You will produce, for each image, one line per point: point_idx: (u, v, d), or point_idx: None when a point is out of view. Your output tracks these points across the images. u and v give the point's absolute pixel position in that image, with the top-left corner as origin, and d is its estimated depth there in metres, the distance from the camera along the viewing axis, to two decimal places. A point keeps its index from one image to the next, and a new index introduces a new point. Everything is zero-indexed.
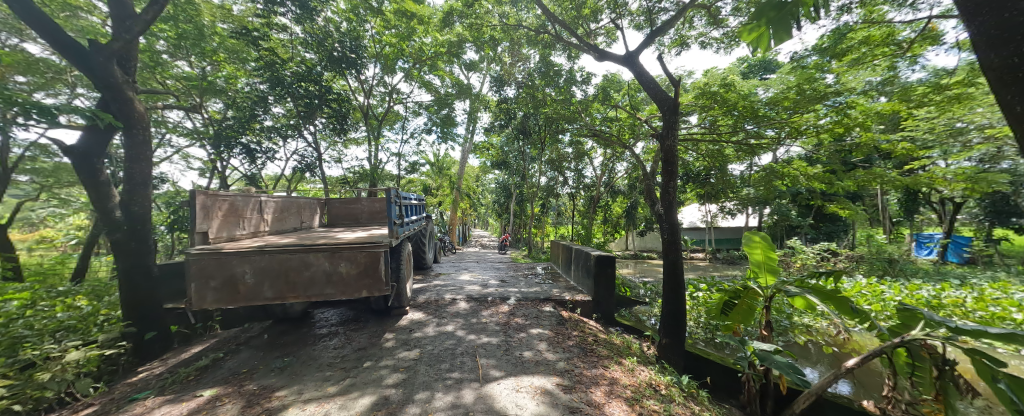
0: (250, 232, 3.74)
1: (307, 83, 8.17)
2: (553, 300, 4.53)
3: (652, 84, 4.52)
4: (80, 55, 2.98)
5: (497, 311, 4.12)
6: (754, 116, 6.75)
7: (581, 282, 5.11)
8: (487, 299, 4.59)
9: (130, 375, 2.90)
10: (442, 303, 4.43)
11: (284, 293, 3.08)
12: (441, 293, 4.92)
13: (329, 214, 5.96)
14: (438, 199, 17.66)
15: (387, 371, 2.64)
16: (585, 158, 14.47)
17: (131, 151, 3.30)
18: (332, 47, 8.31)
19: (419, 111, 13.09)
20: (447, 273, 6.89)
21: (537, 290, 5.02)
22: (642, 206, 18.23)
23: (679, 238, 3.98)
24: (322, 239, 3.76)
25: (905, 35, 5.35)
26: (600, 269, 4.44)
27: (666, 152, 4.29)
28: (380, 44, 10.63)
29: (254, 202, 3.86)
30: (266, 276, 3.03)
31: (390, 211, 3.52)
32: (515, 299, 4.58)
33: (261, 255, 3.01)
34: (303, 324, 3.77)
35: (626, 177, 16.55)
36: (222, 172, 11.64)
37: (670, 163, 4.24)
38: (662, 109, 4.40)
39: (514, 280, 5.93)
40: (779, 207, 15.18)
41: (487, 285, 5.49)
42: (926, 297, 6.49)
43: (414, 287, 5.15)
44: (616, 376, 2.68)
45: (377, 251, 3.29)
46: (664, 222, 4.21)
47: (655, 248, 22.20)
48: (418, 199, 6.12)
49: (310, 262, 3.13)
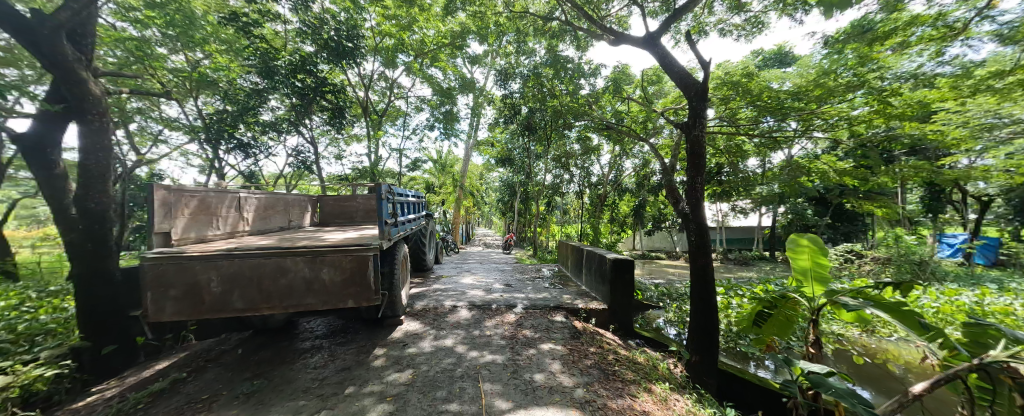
0: (225, 232, 3.32)
1: (301, 74, 7.68)
2: (564, 307, 4.07)
3: (677, 68, 4.03)
4: (22, 27, 2.58)
5: (502, 322, 3.67)
6: (777, 109, 6.31)
7: (594, 288, 4.67)
8: (492, 307, 4.15)
9: (78, 400, 2.52)
10: (441, 312, 3.99)
11: (255, 304, 2.65)
12: (441, 298, 4.50)
13: (321, 212, 5.56)
14: (440, 197, 17.30)
15: (371, 400, 2.21)
16: (593, 155, 13.98)
17: (86, 139, 2.90)
18: (328, 35, 7.81)
19: (421, 106, 12.71)
20: (449, 275, 6.47)
21: (546, 296, 4.57)
22: (651, 205, 17.68)
23: (707, 240, 3.56)
24: (308, 239, 3.35)
25: (956, 16, 4.80)
26: (617, 275, 3.99)
27: (693, 143, 3.81)
28: (380, 36, 10.26)
29: (230, 199, 3.44)
30: (235, 284, 2.61)
31: (382, 209, 3.03)
32: (522, 306, 4.12)
33: (230, 260, 2.60)
34: (286, 335, 3.36)
35: (635, 174, 16.00)
36: (222, 170, 11.40)
37: (695, 156, 3.78)
38: (685, 94, 3.94)
39: (520, 284, 5.48)
40: (794, 207, 14.57)
41: (491, 290, 5.04)
42: (968, 304, 5.96)
43: (412, 292, 4.72)
44: (649, 410, 2.23)
45: (365, 254, 2.86)
46: (689, 221, 3.78)
47: (662, 248, 21.69)
48: (416, 195, 5.71)
49: (287, 267, 2.71)
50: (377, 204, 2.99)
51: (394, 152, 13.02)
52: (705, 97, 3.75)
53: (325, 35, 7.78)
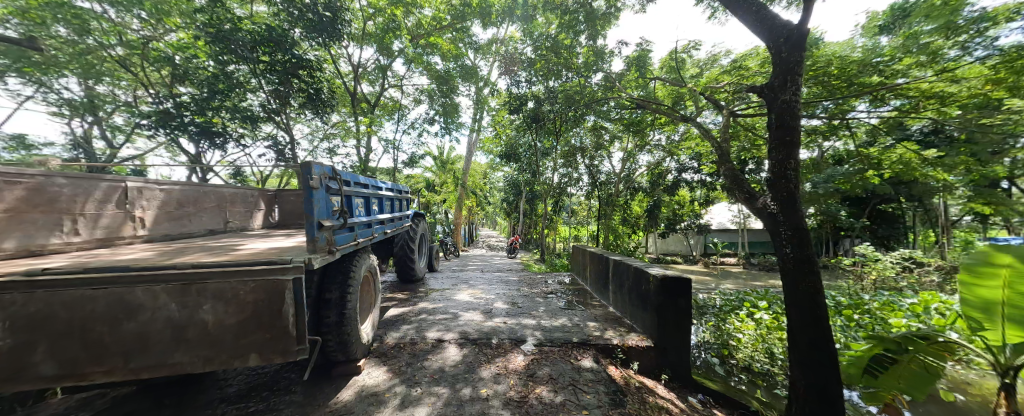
0: (91, 238, 2.23)
1: (272, 46, 6.56)
2: (592, 344, 2.89)
3: (754, 4, 2.90)
4: None
5: (504, 370, 2.52)
6: (847, 85, 5.13)
7: (628, 313, 3.52)
8: (491, 341, 3.00)
9: None
10: (420, 350, 2.86)
11: (79, 368, 1.51)
12: (423, 326, 3.36)
13: (280, 212, 4.51)
14: (441, 196, 16.20)
15: None
16: (605, 152, 12.83)
17: None
18: (303, 4, 6.72)
19: (418, 98, 11.66)
20: (441, 288, 5.33)
21: (565, 324, 3.41)
22: (667, 206, 16.39)
23: (812, 252, 2.39)
24: (214, 250, 2.24)
25: None
26: (668, 300, 2.85)
27: (783, 110, 2.64)
28: (370, 16, 9.24)
29: (106, 189, 2.35)
30: (40, 336, 1.47)
31: (312, 206, 1.86)
32: (534, 342, 2.96)
33: (30, 293, 1.47)
34: (179, 397, 2.22)
35: (650, 171, 14.76)
36: (203, 168, 10.45)
37: (784, 130, 2.63)
38: (769, 46, 2.81)
39: (529, 303, 4.32)
40: (828, 208, 13.20)
41: (491, 312, 3.89)
42: None
43: (387, 317, 3.59)
44: None
45: (273, 280, 1.71)
46: (776, 225, 2.61)
47: (677, 252, 20.35)
48: (396, 190, 4.61)
49: (138, 304, 1.57)
50: (302, 195, 1.83)
51: (389, 147, 11.95)
52: (801, 43, 2.59)
53: (300, 5, 6.74)
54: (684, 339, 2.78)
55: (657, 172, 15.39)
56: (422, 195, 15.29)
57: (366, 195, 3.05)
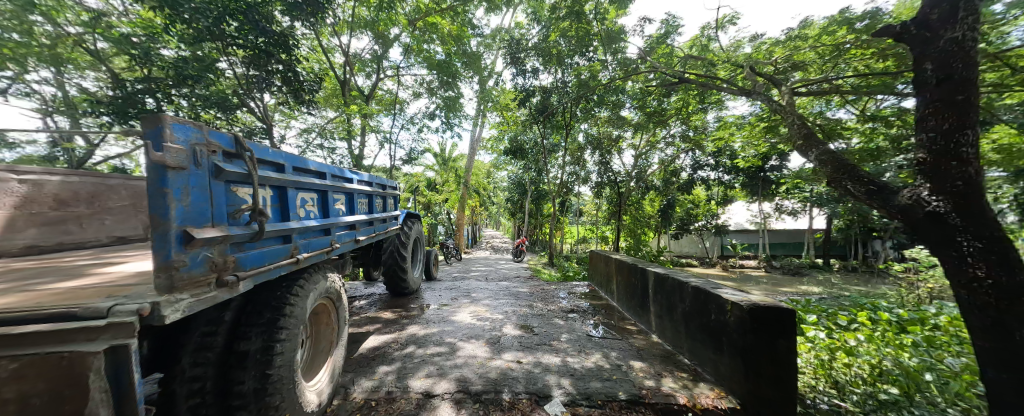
0: None
1: (242, 18, 5.60)
2: (648, 405, 1.98)
3: None
4: None
5: None
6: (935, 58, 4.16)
7: (685, 347, 2.63)
8: (502, 395, 2.09)
9: None
10: (398, 412, 1.93)
11: None
12: (408, 369, 2.44)
13: None
14: (443, 196, 15.40)
15: None
16: (617, 148, 11.95)
17: None
18: None
19: (418, 90, 10.86)
20: (438, 304, 4.44)
21: (602, 365, 2.48)
22: (681, 205, 15.44)
23: None
24: (48, 276, 1.36)
25: None
26: (763, 339, 1.93)
27: (950, 56, 1.73)
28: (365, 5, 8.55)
29: None
30: None
31: (159, 200, 0.94)
32: (564, 399, 2.05)
33: None
34: None
35: (664, 168, 13.87)
36: None
37: (951, 86, 1.72)
38: None
39: (548, 327, 3.42)
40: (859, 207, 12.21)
41: (500, 341, 3.00)
42: None
43: (363, 353, 2.70)
44: None
45: (51, 357, 0.78)
46: (940, 232, 1.71)
47: (691, 254, 19.40)
48: (379, 185, 3.75)
49: None
50: (148, 180, 0.92)
51: (387, 143, 11.13)
52: None
53: None
54: (792, 403, 1.85)
55: (670, 170, 14.51)
56: (423, 195, 14.50)
57: (322, 188, 2.10)
